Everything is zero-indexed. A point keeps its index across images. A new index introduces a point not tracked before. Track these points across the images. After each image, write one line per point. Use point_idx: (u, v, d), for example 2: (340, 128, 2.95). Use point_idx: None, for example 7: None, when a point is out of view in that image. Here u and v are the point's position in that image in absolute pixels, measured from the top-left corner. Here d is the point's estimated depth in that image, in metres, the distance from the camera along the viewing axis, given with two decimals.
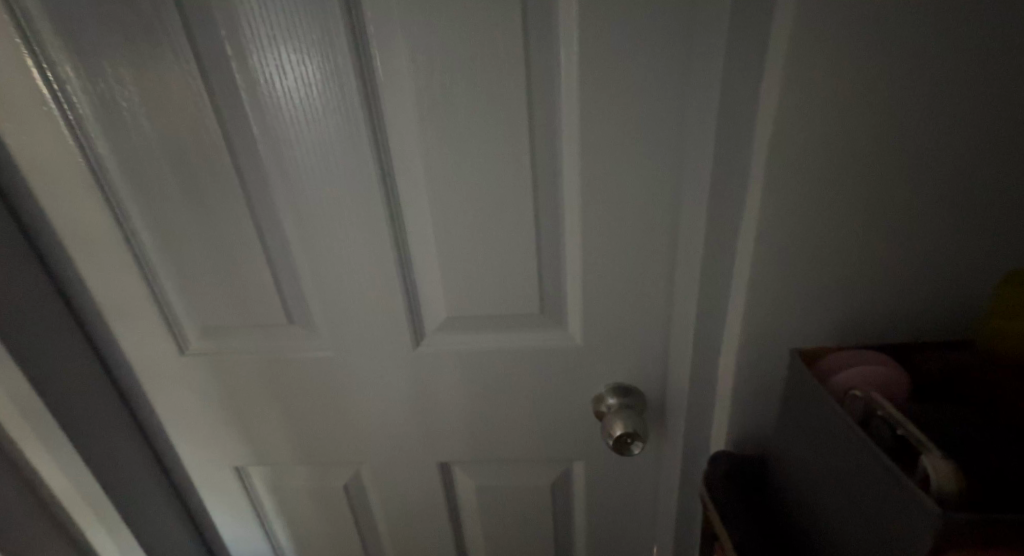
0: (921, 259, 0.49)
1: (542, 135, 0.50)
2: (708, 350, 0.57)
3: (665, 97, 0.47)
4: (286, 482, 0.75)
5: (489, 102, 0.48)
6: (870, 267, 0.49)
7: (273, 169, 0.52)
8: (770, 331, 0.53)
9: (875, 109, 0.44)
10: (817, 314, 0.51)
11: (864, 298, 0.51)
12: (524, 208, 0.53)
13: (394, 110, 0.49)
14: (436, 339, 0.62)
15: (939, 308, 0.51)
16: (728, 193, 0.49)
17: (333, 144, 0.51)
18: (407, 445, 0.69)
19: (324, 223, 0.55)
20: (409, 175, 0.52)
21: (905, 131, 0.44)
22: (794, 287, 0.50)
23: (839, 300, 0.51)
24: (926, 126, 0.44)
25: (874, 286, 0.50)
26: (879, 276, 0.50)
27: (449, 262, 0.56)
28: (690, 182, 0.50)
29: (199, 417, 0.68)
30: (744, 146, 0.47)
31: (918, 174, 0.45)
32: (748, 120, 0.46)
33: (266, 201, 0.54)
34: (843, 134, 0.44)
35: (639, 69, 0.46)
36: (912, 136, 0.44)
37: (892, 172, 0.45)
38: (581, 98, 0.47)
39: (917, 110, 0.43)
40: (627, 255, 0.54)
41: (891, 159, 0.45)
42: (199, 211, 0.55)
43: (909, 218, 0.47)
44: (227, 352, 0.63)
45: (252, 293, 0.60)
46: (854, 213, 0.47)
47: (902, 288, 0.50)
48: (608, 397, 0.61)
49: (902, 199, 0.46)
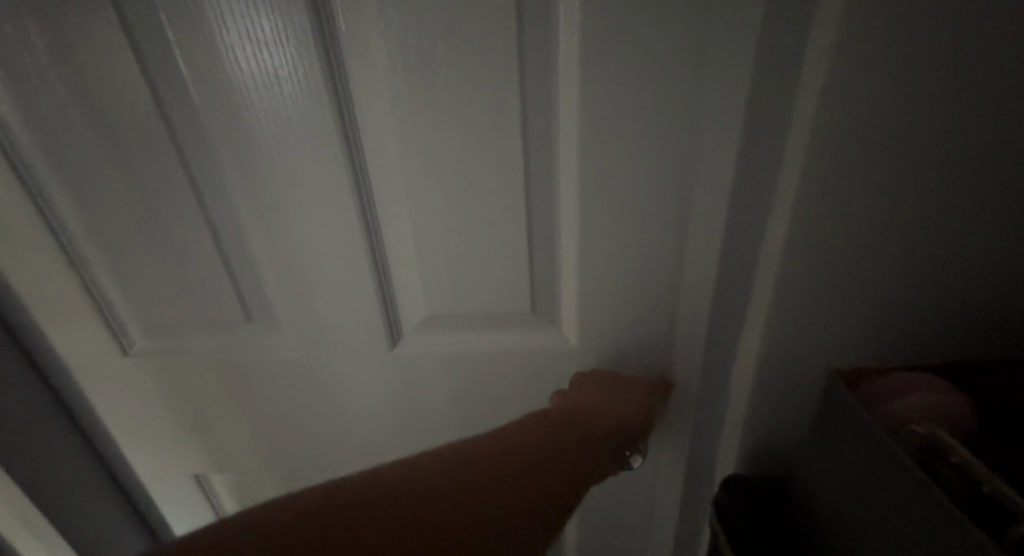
0: (965, 267, 0.43)
1: (535, 113, 0.42)
2: (721, 358, 0.51)
3: (682, 72, 0.40)
4: (250, 488, 0.69)
5: (473, 74, 0.41)
6: (907, 269, 0.43)
7: (226, 152, 0.46)
8: (792, 340, 0.47)
9: (930, 93, 0.37)
10: (845, 322, 0.46)
11: (892, 305, 0.45)
12: (513, 197, 0.46)
13: (365, 85, 0.42)
14: (415, 340, 0.55)
15: (975, 318, 0.45)
16: (755, 188, 0.42)
17: (289, 114, 0.43)
18: (383, 452, 0.64)
19: (285, 208, 0.48)
20: (382, 159, 0.45)
21: (961, 118, 0.37)
22: (819, 289, 0.44)
23: (867, 304, 0.45)
24: (985, 116, 0.37)
25: (908, 291, 0.44)
26: (914, 280, 0.43)
27: (429, 256, 0.50)
28: (710, 171, 0.43)
29: (147, 422, 0.62)
30: (773, 128, 0.40)
31: (969, 167, 0.39)
32: (784, 99, 0.39)
33: (218, 186, 0.47)
34: (892, 120, 0.38)
35: (652, 40, 0.39)
36: (967, 125, 0.38)
37: (943, 166, 0.39)
38: (583, 72, 0.40)
39: (981, 95, 0.37)
40: (630, 251, 0.47)
41: (940, 146, 0.38)
42: (135, 192, 0.48)
43: (956, 219, 0.41)
44: (177, 353, 0.57)
45: (206, 286, 0.53)
46: (891, 216, 0.41)
47: (938, 297, 0.44)
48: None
49: (949, 199, 0.40)
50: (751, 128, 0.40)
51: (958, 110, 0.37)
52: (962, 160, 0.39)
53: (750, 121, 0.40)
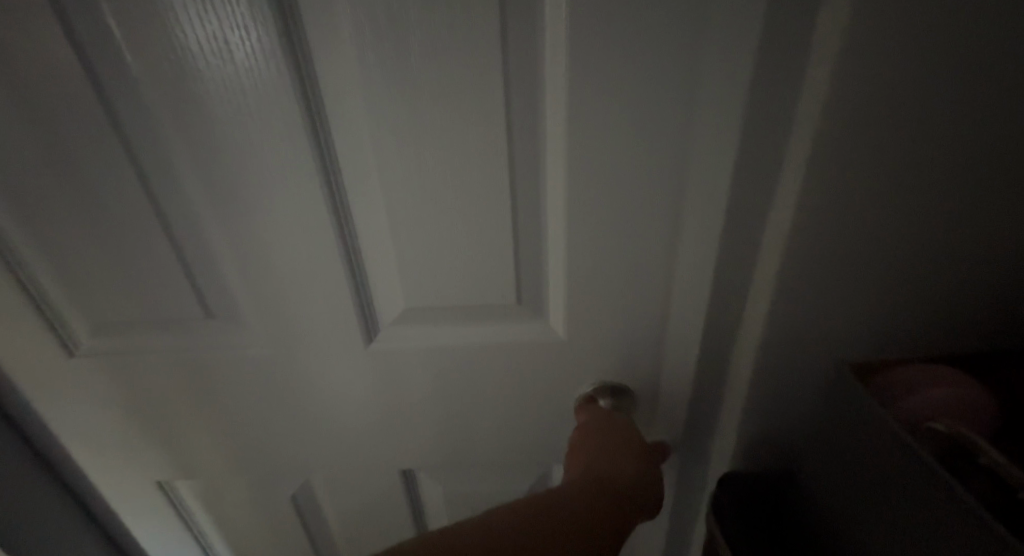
0: (948, 249, 0.42)
1: (521, 89, 0.39)
2: (717, 349, 0.49)
3: (687, 48, 0.36)
4: (218, 492, 0.65)
5: (454, 51, 0.37)
6: (894, 250, 0.42)
7: (176, 138, 0.41)
8: (788, 329, 0.46)
9: (935, 78, 0.35)
10: (832, 307, 0.45)
11: (878, 286, 0.44)
12: (496, 181, 0.42)
13: (332, 61, 0.38)
14: (392, 334, 0.52)
15: (954, 297, 0.45)
16: (756, 172, 0.40)
17: (242, 86, 0.39)
18: (361, 451, 0.61)
19: (245, 196, 0.43)
20: (353, 145, 0.41)
21: (955, 95, 0.36)
22: (809, 272, 0.43)
23: (853, 285, 0.44)
24: (976, 92, 0.36)
25: (892, 273, 0.43)
26: (901, 260, 0.43)
27: (405, 245, 0.46)
28: (714, 157, 0.39)
29: (99, 428, 0.57)
30: (778, 103, 0.37)
31: (959, 145, 0.38)
32: (790, 76, 0.36)
33: (169, 176, 0.43)
34: (896, 105, 0.36)
35: (653, 13, 0.35)
36: (959, 102, 0.36)
37: (940, 155, 0.38)
38: (572, 48, 0.36)
39: (977, 79, 0.35)
40: (623, 243, 0.44)
41: (932, 125, 0.37)
42: (73, 178, 0.43)
43: (945, 205, 0.40)
44: (131, 353, 0.52)
45: (159, 280, 0.48)
46: (889, 205, 0.40)
47: (921, 280, 0.44)
48: (615, 389, 0.53)
49: (945, 188, 0.39)
50: (755, 104, 0.37)
51: (949, 91, 0.36)
52: (956, 139, 0.37)
53: (753, 97, 0.37)
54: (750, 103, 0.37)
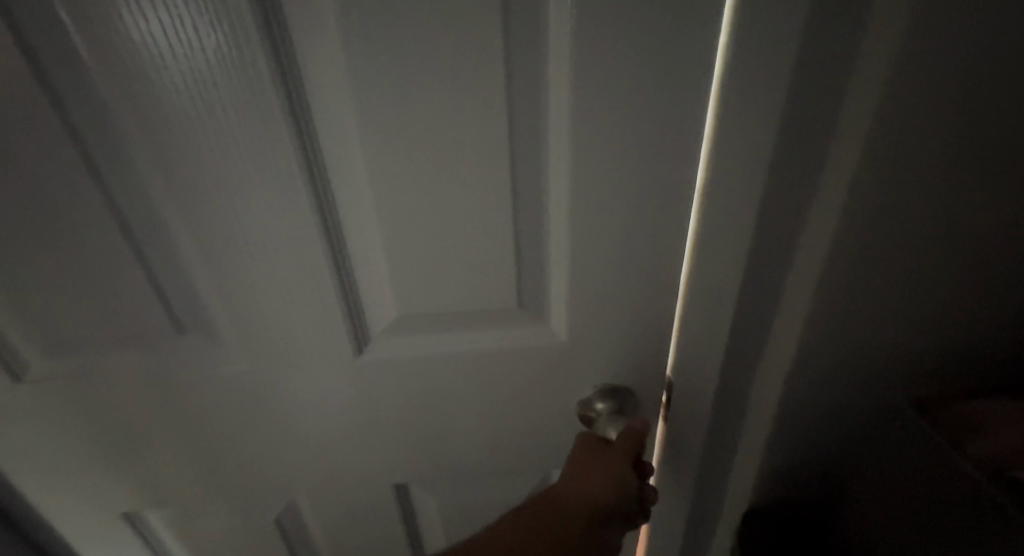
0: (936, 280, 0.41)
1: (524, 78, 0.35)
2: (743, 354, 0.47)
3: (709, 30, 0.33)
4: (194, 520, 0.60)
5: (454, 35, 0.33)
6: (885, 287, 0.41)
7: (138, 137, 0.36)
8: (811, 354, 0.44)
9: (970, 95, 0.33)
10: (827, 349, 0.44)
11: (871, 324, 0.43)
12: (498, 178, 0.39)
13: (316, 48, 0.33)
14: (384, 344, 0.48)
15: (950, 320, 0.43)
16: (790, 169, 0.37)
17: (214, 77, 0.34)
18: (352, 467, 0.57)
19: (222, 201, 0.39)
20: (341, 137, 0.37)
21: (933, 134, 0.34)
22: (804, 317, 0.42)
23: (846, 327, 0.43)
24: (951, 127, 0.34)
25: (884, 309, 0.42)
26: (891, 298, 0.42)
27: (399, 249, 0.42)
28: (740, 151, 0.36)
29: (56, 459, 0.52)
30: (826, 96, 0.34)
31: (939, 178, 0.36)
32: (839, 66, 0.33)
33: (132, 181, 0.38)
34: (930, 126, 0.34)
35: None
36: (938, 140, 0.34)
37: (925, 192, 0.37)
38: (582, 32, 0.33)
39: (952, 114, 0.34)
40: (633, 240, 0.42)
41: (915, 164, 0.35)
42: (12, 186, 0.38)
43: (931, 237, 0.39)
44: (91, 377, 0.47)
45: (121, 296, 0.44)
46: (886, 245, 0.39)
47: (913, 311, 0.43)
48: (612, 391, 0.51)
49: (932, 222, 0.38)
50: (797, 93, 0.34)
51: (927, 132, 0.34)
52: (936, 174, 0.36)
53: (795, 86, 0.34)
54: (788, 90, 0.34)
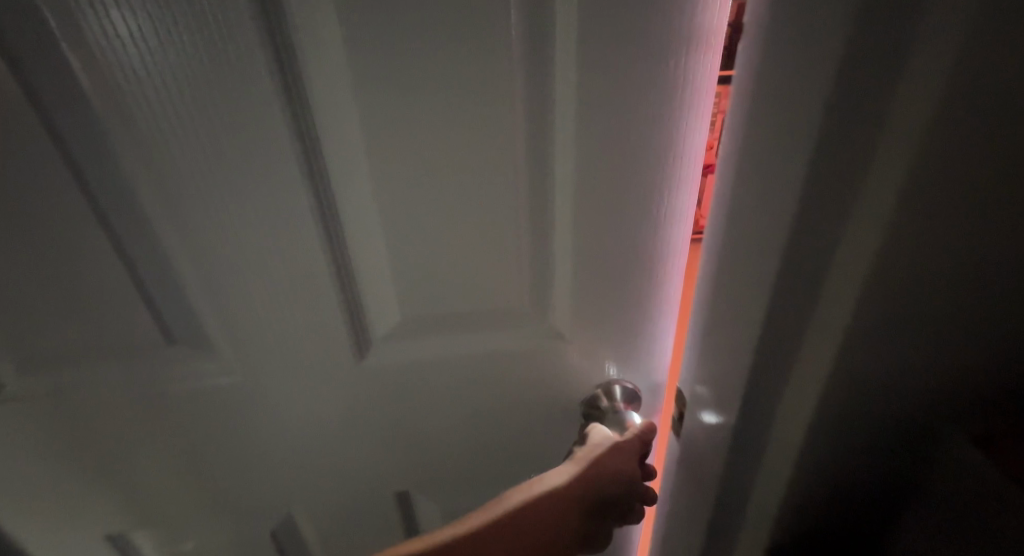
0: (905, 347, 0.32)
1: (537, 69, 0.33)
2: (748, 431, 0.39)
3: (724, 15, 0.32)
4: (185, 538, 0.58)
5: (462, 24, 0.31)
6: (872, 359, 0.33)
7: (121, 137, 0.33)
8: (839, 429, 0.37)
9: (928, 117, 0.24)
10: (848, 423, 0.36)
11: (853, 399, 0.35)
12: (509, 174, 0.37)
13: (314, 39, 0.31)
14: (386, 349, 0.46)
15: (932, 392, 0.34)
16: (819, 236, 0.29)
17: (207, 69, 0.31)
18: (352, 476, 0.55)
19: (214, 203, 0.36)
20: (341, 135, 0.35)
21: (884, 174, 0.26)
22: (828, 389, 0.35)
23: (854, 401, 0.35)
24: (900, 164, 0.25)
25: (873, 382, 0.34)
26: (871, 368, 0.33)
27: (402, 250, 0.40)
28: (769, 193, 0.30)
29: (35, 482, 0.48)
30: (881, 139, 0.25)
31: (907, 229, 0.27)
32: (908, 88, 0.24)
33: (114, 185, 0.35)
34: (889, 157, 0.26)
35: None
36: (888, 182, 0.26)
37: (892, 249, 0.28)
38: (599, 19, 0.32)
39: (911, 149, 0.25)
40: (642, 232, 0.41)
41: (871, 212, 0.27)
42: None
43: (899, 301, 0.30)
44: (74, 392, 0.44)
45: (105, 306, 0.41)
46: (867, 314, 0.31)
47: (877, 382, 0.34)
48: (616, 390, 0.50)
49: (901, 285, 0.29)
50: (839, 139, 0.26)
51: (877, 169, 0.26)
52: (889, 224, 0.27)
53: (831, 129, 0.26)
54: None
